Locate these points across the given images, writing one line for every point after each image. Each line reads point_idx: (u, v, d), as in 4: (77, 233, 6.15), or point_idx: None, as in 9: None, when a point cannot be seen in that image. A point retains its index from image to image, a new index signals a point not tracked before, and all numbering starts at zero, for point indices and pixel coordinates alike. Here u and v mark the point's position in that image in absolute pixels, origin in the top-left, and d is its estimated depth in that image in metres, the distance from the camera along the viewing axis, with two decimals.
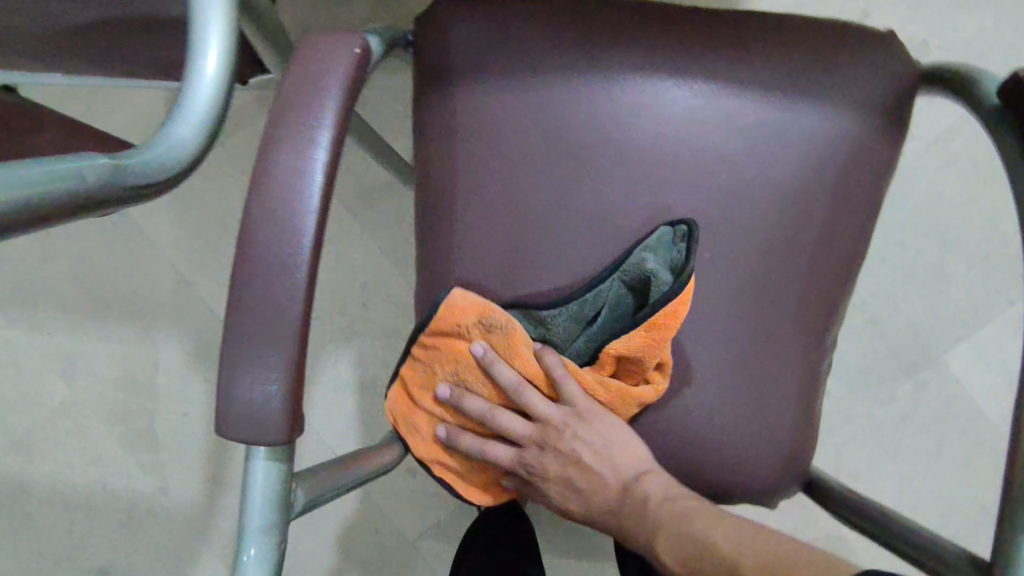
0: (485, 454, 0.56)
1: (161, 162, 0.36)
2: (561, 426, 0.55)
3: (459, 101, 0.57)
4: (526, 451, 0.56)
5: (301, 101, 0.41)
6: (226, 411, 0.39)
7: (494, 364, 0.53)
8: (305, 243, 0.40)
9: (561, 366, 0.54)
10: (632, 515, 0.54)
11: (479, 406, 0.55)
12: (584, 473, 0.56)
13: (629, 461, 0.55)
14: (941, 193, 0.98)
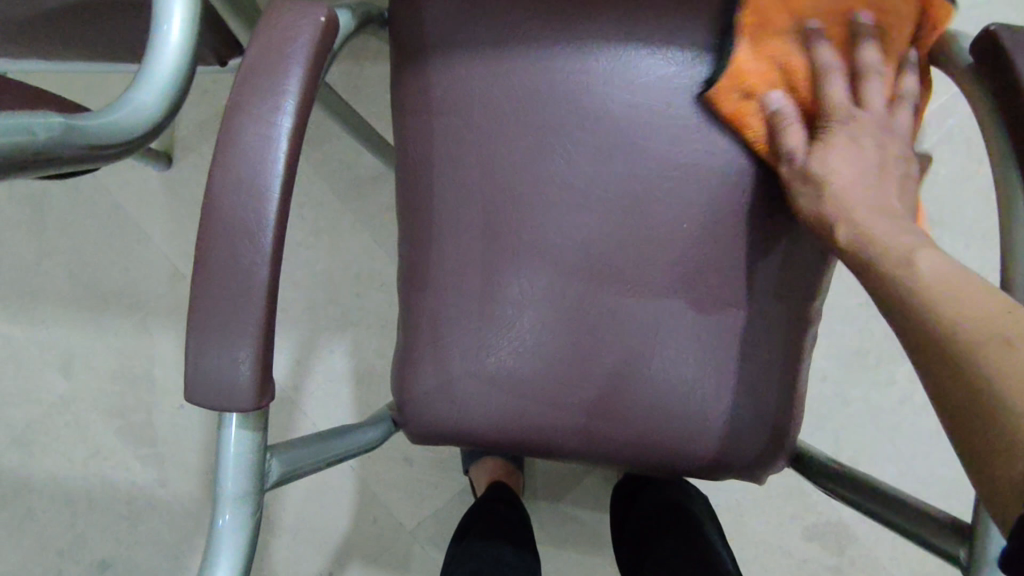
0: (825, 77, 0.51)
1: (119, 127, 0.36)
2: (892, 132, 0.50)
3: (432, 76, 0.57)
4: (850, 113, 0.50)
5: (265, 70, 0.41)
6: (197, 378, 0.40)
7: (911, 78, 0.52)
8: (270, 209, 0.40)
9: (908, 93, 0.52)
10: (891, 226, 0.44)
11: (870, 55, 0.51)
12: (868, 183, 0.48)
13: (883, 195, 0.47)
14: (935, 172, 0.97)
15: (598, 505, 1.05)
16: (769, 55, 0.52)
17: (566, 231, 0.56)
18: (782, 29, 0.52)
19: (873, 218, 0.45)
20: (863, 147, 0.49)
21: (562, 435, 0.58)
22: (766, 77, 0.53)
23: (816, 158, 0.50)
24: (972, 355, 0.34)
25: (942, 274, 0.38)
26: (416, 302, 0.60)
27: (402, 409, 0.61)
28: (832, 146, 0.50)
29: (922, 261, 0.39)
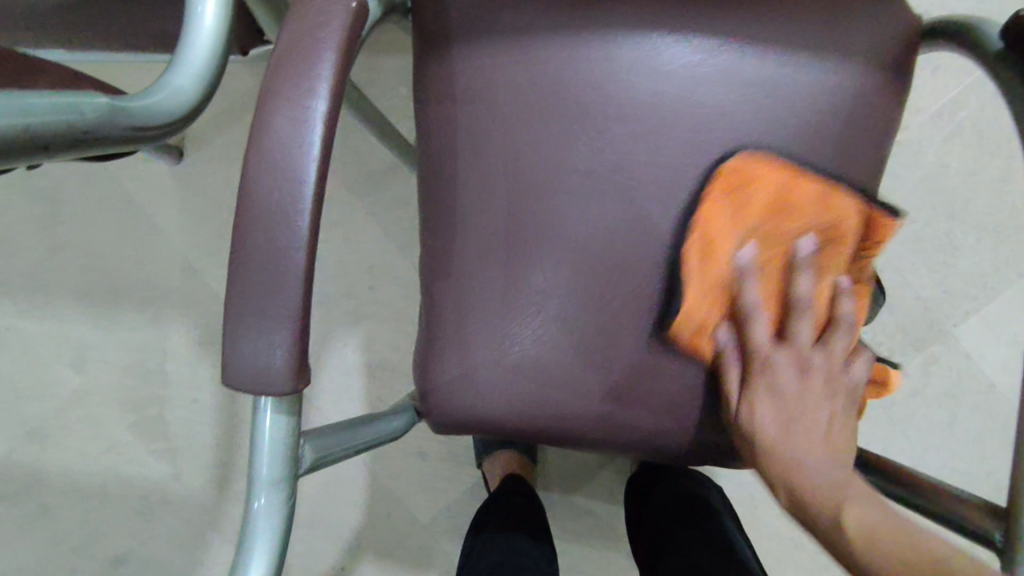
0: (753, 323, 0.48)
1: (159, 109, 0.37)
2: (828, 352, 0.48)
3: (455, 64, 0.57)
4: (783, 344, 0.48)
5: (297, 56, 0.41)
6: (233, 363, 0.40)
7: (845, 295, 0.49)
8: (306, 193, 0.40)
9: (846, 328, 0.49)
10: (823, 462, 0.43)
11: (806, 290, 0.49)
12: (795, 400, 0.46)
13: (842, 439, 0.45)
14: (947, 164, 0.97)
15: (611, 499, 1.05)
16: (707, 296, 0.50)
17: (591, 218, 0.56)
18: (715, 254, 0.50)
19: (817, 464, 0.43)
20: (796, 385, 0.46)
21: (586, 423, 0.58)
22: (711, 308, 0.50)
23: (749, 401, 0.47)
24: None
25: (868, 526, 0.36)
26: (439, 291, 0.60)
27: (425, 399, 0.61)
28: (761, 385, 0.47)
29: (849, 513, 0.38)
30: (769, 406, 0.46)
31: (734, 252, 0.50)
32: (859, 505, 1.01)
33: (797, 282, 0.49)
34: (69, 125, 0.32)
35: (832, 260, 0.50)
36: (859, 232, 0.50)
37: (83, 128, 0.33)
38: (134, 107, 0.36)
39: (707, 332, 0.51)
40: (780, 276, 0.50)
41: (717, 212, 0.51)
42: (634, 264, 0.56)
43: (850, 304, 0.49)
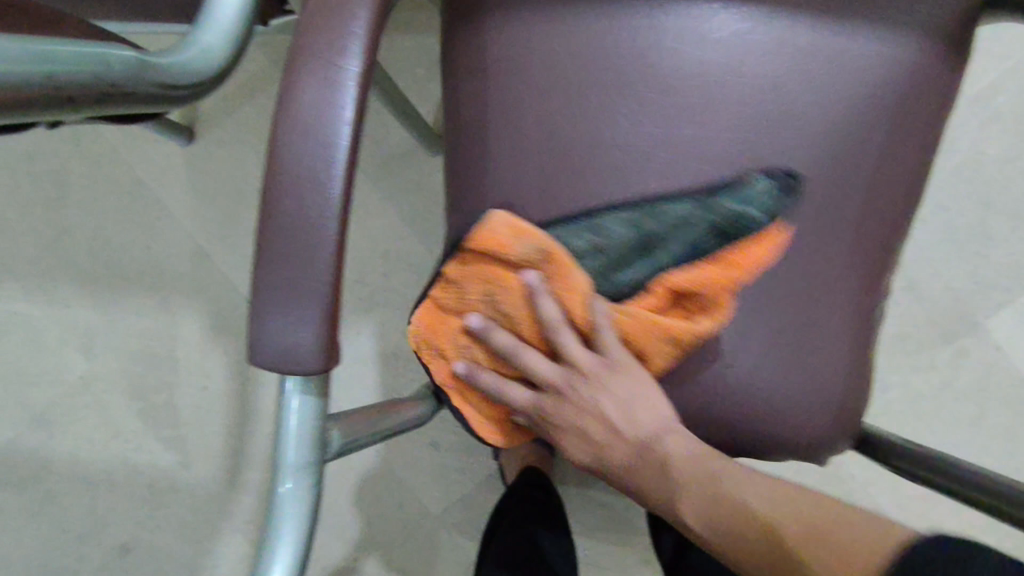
0: (503, 395, 0.52)
1: (192, 66, 0.35)
2: (577, 379, 0.51)
3: (489, 33, 0.54)
4: (543, 399, 0.52)
5: (330, 13, 0.39)
6: (260, 339, 0.37)
7: (543, 296, 0.49)
8: (339, 158, 0.37)
9: (564, 334, 0.50)
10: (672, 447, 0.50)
11: (506, 341, 0.51)
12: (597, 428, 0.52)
13: (647, 420, 0.50)
14: (983, 151, 0.95)
15: (630, 494, 1.02)
16: (485, 407, 0.56)
17: (627, 195, 0.53)
18: (463, 388, 0.55)
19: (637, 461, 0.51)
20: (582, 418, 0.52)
21: None
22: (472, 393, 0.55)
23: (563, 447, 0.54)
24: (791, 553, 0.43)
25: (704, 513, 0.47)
26: None
27: None
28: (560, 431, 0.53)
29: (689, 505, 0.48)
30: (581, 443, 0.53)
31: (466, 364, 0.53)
32: (885, 501, 0.98)
33: (500, 344, 0.51)
34: (93, 78, 0.29)
35: (553, 282, 0.49)
36: (499, 260, 0.50)
37: (107, 82, 0.30)
38: (162, 63, 0.33)
39: (505, 411, 0.57)
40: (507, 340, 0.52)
41: (438, 322, 0.53)
42: None
43: (551, 306, 0.49)
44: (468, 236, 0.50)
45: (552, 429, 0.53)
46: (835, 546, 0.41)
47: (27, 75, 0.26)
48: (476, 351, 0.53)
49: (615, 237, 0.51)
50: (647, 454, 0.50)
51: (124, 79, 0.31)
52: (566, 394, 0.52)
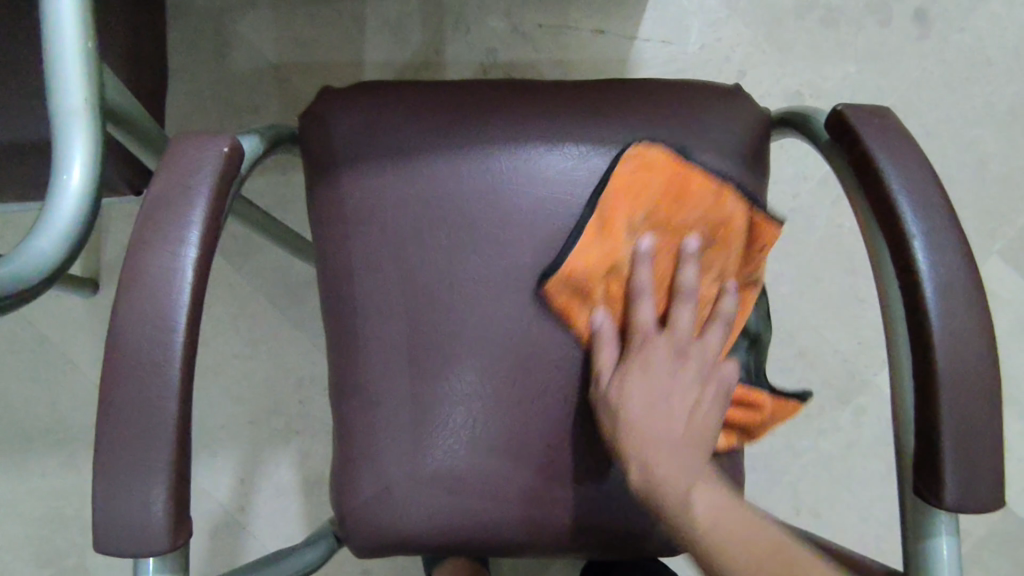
0: (639, 302, 0.54)
1: (23, 272, 0.38)
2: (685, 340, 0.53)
3: (346, 184, 0.59)
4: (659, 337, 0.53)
5: (167, 205, 0.42)
6: (106, 526, 0.38)
7: (692, 261, 0.54)
8: (177, 341, 0.40)
9: (718, 329, 0.54)
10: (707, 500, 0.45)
11: (647, 280, 0.54)
12: (669, 403, 0.50)
13: (690, 426, 0.50)
14: (840, 225, 1.02)
15: None
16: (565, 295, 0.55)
17: (489, 321, 0.57)
18: (589, 285, 0.55)
19: (679, 478, 0.46)
20: (662, 368, 0.52)
21: (512, 530, 0.57)
22: (590, 299, 0.55)
23: (620, 381, 0.52)
24: None
25: (715, 513, 0.43)
26: (349, 410, 0.59)
27: (343, 523, 0.59)
28: (634, 370, 0.52)
29: (699, 499, 0.45)
30: (645, 406, 0.50)
31: (605, 307, 0.55)
32: None
33: (638, 279, 0.54)
34: None
35: (714, 249, 0.55)
36: (732, 235, 0.56)
37: None
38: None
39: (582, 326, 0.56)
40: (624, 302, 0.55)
41: (624, 205, 0.54)
42: (536, 358, 0.57)
43: (694, 269, 0.54)
44: (761, 214, 0.56)
45: (634, 353, 0.53)
46: None
47: None
48: (610, 307, 0.55)
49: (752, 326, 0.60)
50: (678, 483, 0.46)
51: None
52: (669, 337, 0.53)
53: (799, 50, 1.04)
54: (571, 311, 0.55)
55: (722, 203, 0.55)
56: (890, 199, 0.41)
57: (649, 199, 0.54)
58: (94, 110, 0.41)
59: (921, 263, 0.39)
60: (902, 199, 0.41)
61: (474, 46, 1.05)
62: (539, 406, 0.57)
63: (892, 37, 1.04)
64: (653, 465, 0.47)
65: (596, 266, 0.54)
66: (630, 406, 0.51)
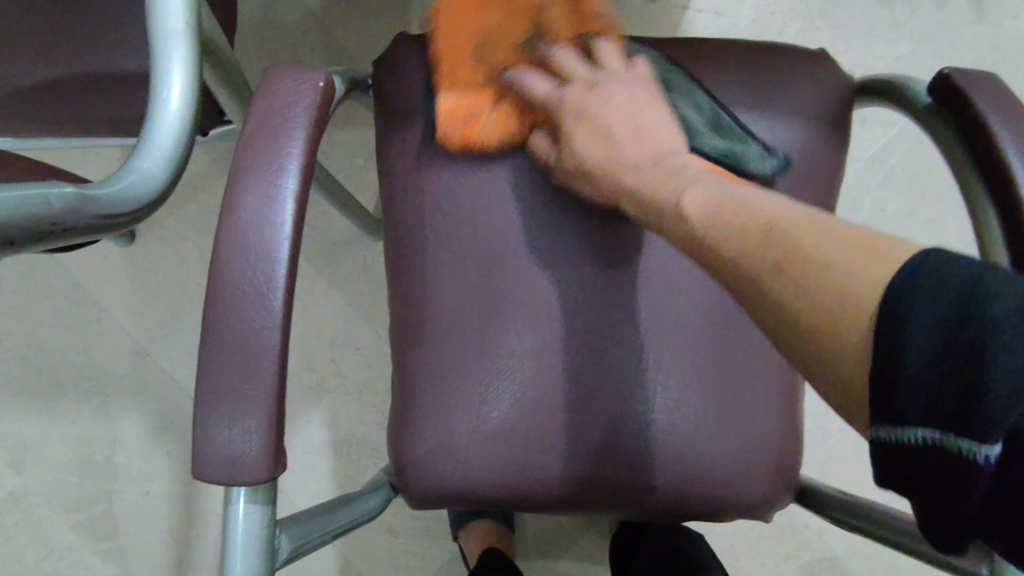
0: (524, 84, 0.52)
1: (129, 195, 0.37)
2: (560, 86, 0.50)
3: (421, 133, 0.58)
4: (562, 88, 0.50)
5: (267, 135, 0.41)
6: (206, 453, 0.38)
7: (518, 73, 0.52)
8: (280, 272, 0.39)
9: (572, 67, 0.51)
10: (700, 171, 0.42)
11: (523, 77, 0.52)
12: (625, 152, 0.46)
13: (662, 135, 0.46)
14: (883, 208, 1.02)
15: (595, 563, 1.02)
16: (496, 117, 0.54)
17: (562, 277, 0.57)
18: (474, 97, 0.53)
19: (681, 172, 0.42)
20: (584, 133, 0.48)
21: (572, 486, 0.57)
22: (502, 119, 0.54)
23: (570, 147, 0.49)
24: (804, 262, 0.31)
25: (711, 196, 0.38)
26: (413, 360, 0.58)
27: (401, 474, 0.58)
28: (584, 136, 0.48)
29: (689, 198, 0.39)
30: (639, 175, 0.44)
31: (496, 112, 0.54)
32: (839, 546, 1.01)
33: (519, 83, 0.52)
34: (36, 212, 0.30)
35: (542, 32, 0.53)
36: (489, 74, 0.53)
37: (50, 213, 0.31)
38: (105, 194, 0.35)
39: (512, 130, 0.55)
40: (505, 119, 0.54)
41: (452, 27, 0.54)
42: (606, 315, 0.57)
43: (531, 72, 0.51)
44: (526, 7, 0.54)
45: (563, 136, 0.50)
46: (806, 280, 0.31)
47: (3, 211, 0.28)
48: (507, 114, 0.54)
49: (683, 100, 0.53)
50: (679, 174, 0.42)
51: (68, 217, 0.32)
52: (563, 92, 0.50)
53: (853, 29, 1.03)
54: (495, 121, 0.54)
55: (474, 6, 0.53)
56: (1005, 162, 0.42)
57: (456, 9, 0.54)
58: (193, 27, 0.39)
59: None
60: (1018, 161, 0.41)
61: None
62: (609, 365, 0.57)
63: (949, 20, 1.02)
64: (682, 210, 0.39)
65: (478, 107, 0.54)
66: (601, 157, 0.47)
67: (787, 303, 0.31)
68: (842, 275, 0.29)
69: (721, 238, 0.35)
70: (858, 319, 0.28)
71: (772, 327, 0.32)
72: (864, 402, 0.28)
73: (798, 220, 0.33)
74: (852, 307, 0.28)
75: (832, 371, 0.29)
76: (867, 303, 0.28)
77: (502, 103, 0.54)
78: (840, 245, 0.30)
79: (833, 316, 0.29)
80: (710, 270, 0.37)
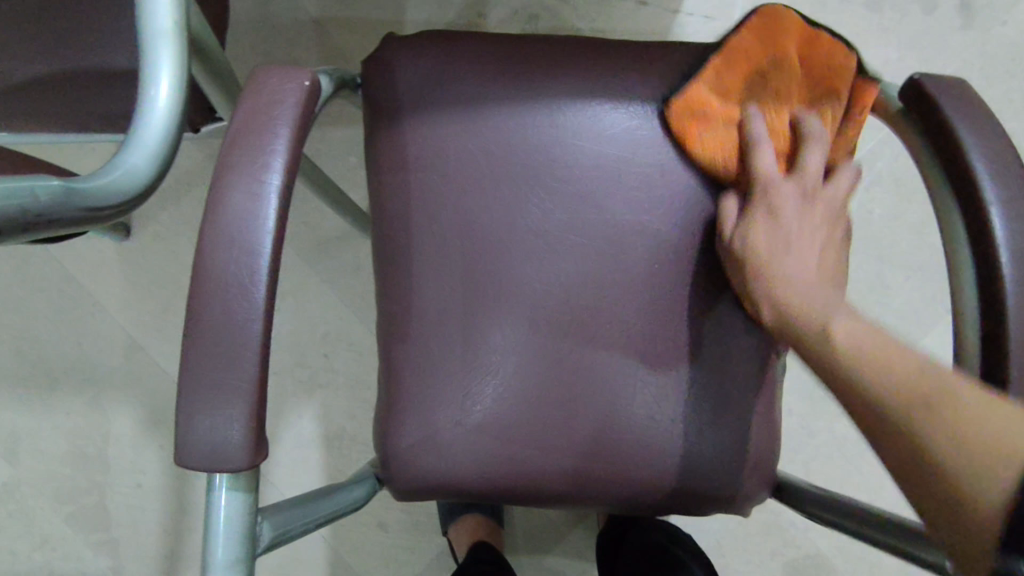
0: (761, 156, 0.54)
1: (117, 188, 0.38)
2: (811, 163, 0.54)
3: (408, 131, 0.59)
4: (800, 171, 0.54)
5: (253, 133, 0.42)
6: (189, 440, 0.39)
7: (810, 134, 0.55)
8: (262, 265, 0.40)
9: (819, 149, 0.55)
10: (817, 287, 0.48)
11: (761, 131, 0.55)
12: (788, 267, 0.50)
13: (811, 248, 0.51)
14: (870, 211, 1.03)
15: (582, 559, 1.03)
16: (710, 136, 0.56)
17: (545, 275, 0.58)
18: (710, 117, 0.56)
19: (822, 298, 0.46)
20: (793, 200, 0.53)
21: (553, 480, 0.58)
22: (712, 150, 0.56)
23: (745, 227, 0.53)
24: (950, 411, 0.34)
25: (855, 337, 0.41)
26: (398, 354, 0.60)
27: (386, 466, 0.60)
28: (759, 219, 0.52)
29: (838, 330, 0.42)
30: (803, 276, 0.49)
31: (709, 128, 0.56)
32: (824, 544, 1.02)
33: (753, 128, 0.55)
34: (22, 204, 0.31)
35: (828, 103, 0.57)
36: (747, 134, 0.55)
37: (36, 205, 0.32)
38: (93, 187, 0.36)
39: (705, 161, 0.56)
40: (734, 135, 0.56)
41: (729, 75, 0.56)
42: (587, 312, 0.58)
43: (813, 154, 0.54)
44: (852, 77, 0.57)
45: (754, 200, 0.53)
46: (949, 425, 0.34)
47: None
48: (714, 133, 0.56)
49: None
50: (840, 311, 0.45)
51: (55, 209, 0.34)
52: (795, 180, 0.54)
53: (842, 34, 1.04)
54: (713, 153, 0.56)
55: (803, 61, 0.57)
56: (969, 166, 0.43)
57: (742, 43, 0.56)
58: (180, 26, 0.41)
59: (998, 230, 0.41)
60: (981, 164, 0.43)
61: (516, 11, 1.04)
62: (589, 360, 0.58)
63: (936, 26, 1.03)
64: (829, 348, 0.42)
65: (714, 109, 0.56)
66: (782, 257, 0.50)
67: (915, 432, 0.35)
68: (955, 436, 0.33)
69: (880, 379, 0.38)
70: (991, 487, 0.31)
71: (899, 473, 0.36)
72: (959, 513, 0.32)
73: (916, 373, 0.37)
74: (988, 479, 0.32)
75: (960, 532, 0.33)
76: (997, 490, 0.31)
77: (737, 136, 0.56)
78: (988, 415, 0.33)
79: (976, 473, 0.32)
80: (863, 422, 0.38)
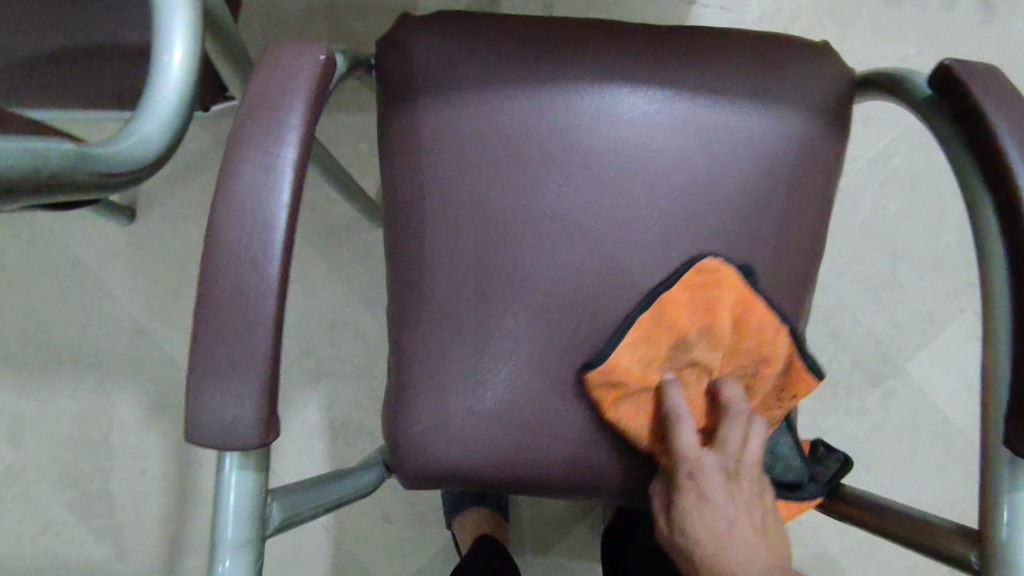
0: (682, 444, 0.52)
1: (133, 155, 0.37)
2: (744, 463, 0.52)
3: (422, 112, 0.58)
4: (731, 457, 0.52)
5: (267, 106, 0.42)
6: (200, 416, 0.38)
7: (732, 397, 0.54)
8: (276, 240, 0.39)
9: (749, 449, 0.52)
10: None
11: (682, 407, 0.53)
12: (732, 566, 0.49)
13: (746, 543, 0.49)
14: (884, 208, 1.02)
15: (588, 554, 1.02)
16: (626, 413, 0.54)
17: (559, 261, 0.57)
18: (635, 396, 0.54)
19: None
20: (718, 504, 0.51)
21: (564, 469, 0.57)
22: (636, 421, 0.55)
23: (678, 516, 0.52)
24: None
25: None
26: (409, 339, 0.59)
27: (395, 452, 0.59)
28: (689, 505, 0.51)
29: None
30: (750, 558, 0.49)
31: (625, 418, 0.55)
32: (832, 544, 1.01)
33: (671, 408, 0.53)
34: (42, 167, 0.31)
35: (735, 339, 0.54)
36: (662, 412, 0.54)
37: (56, 168, 0.32)
38: (111, 153, 0.36)
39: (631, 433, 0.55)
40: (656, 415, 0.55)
41: (645, 343, 0.54)
42: (601, 299, 0.57)
43: (738, 435, 0.53)
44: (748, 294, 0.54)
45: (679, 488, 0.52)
46: None
47: (14, 163, 0.29)
48: (637, 410, 0.55)
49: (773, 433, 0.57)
50: None
51: (76, 173, 0.33)
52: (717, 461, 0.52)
53: (859, 28, 1.03)
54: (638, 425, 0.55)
55: (716, 287, 0.54)
56: (1002, 153, 0.42)
57: (657, 316, 0.54)
58: None
59: None
60: (1015, 151, 0.42)
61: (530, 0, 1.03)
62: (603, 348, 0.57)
63: (955, 21, 1.02)
64: None
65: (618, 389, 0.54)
66: (716, 544, 0.50)
67: None
68: None
69: None
70: None
71: None
72: None
73: None
74: None
75: None
76: None
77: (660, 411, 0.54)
78: None
79: None
80: None
